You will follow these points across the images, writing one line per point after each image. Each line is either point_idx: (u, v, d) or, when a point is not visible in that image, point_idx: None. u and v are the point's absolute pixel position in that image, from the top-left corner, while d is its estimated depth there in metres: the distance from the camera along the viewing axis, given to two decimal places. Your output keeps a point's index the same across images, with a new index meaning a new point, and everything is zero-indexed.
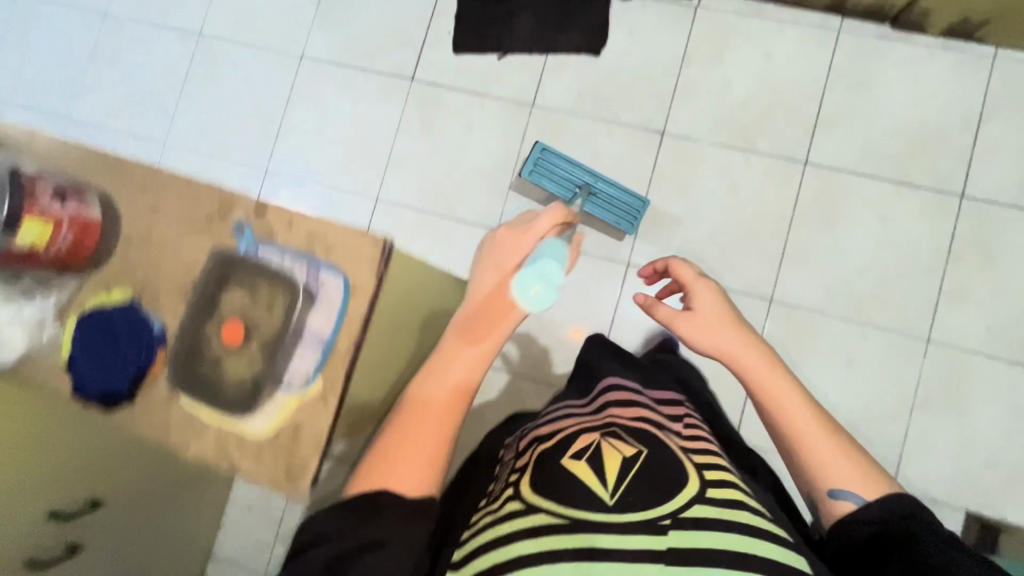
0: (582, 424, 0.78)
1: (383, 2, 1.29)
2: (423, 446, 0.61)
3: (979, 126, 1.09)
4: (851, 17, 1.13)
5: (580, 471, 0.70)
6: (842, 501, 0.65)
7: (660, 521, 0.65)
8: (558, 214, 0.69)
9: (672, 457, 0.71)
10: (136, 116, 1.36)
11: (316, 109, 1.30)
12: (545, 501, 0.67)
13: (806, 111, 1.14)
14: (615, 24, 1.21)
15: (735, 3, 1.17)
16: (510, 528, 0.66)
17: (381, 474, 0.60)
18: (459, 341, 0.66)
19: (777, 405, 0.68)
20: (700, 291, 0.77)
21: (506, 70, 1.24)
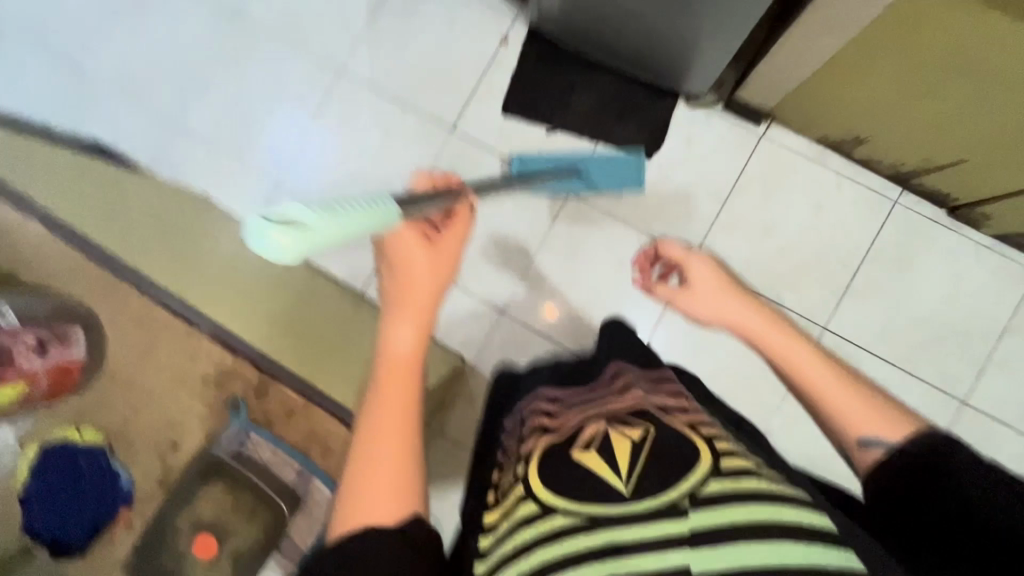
0: (583, 409, 0.65)
1: (441, 36, 1.20)
2: (383, 465, 0.56)
3: (1000, 337, 1.08)
4: (910, 192, 1.09)
5: (588, 463, 0.56)
6: (872, 447, 0.54)
7: (679, 506, 0.50)
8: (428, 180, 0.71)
9: (686, 435, 0.57)
10: (151, 87, 1.25)
11: (344, 132, 1.22)
12: (556, 501, 0.54)
13: (839, 277, 1.11)
14: (674, 130, 1.15)
15: (800, 143, 1.12)
16: (523, 533, 0.53)
17: (354, 502, 0.54)
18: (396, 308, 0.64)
19: (786, 363, 0.60)
20: (694, 263, 0.73)
21: (551, 147, 1.17)
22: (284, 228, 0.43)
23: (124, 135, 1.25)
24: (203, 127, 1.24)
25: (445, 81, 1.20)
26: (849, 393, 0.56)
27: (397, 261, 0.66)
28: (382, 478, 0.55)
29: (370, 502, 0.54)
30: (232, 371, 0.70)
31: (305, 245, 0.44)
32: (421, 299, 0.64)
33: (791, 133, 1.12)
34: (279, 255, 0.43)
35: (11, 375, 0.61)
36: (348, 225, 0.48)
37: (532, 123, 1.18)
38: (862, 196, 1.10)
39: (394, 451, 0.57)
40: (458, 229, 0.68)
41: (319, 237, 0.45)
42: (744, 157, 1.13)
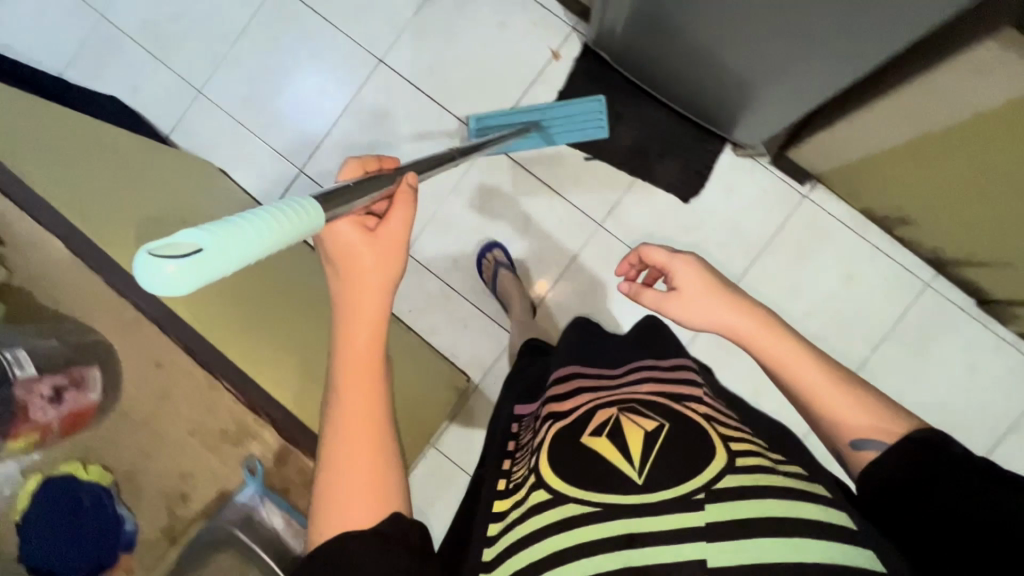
0: (596, 395, 0.64)
1: (488, 41, 1.14)
2: (361, 476, 0.52)
3: (1006, 434, 1.07)
4: (945, 277, 1.06)
5: (601, 451, 0.56)
6: (864, 451, 0.53)
7: (692, 497, 0.50)
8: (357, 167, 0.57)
9: (699, 429, 0.56)
10: (180, 51, 1.20)
11: (375, 127, 1.17)
12: (569, 490, 0.54)
13: (858, 352, 1.09)
14: (716, 177, 1.12)
15: (843, 209, 1.09)
16: (532, 523, 0.54)
17: (332, 508, 0.51)
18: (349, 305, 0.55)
19: (786, 375, 0.56)
20: (679, 267, 0.61)
21: (586, 175, 1.14)
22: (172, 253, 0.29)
23: (149, 100, 1.21)
24: (231, 101, 1.20)
25: (486, 89, 1.15)
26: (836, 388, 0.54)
27: (342, 271, 0.54)
28: (356, 492, 0.52)
29: (346, 509, 0.51)
30: (248, 425, 0.64)
31: (206, 275, 0.30)
32: (373, 299, 0.55)
33: (836, 199, 1.09)
34: (173, 291, 0.29)
35: (24, 427, 0.56)
36: (267, 238, 0.33)
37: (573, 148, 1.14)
38: (896, 273, 1.08)
39: (365, 463, 0.53)
40: (396, 229, 0.54)
41: (229, 260, 0.31)
42: (784, 215, 1.10)
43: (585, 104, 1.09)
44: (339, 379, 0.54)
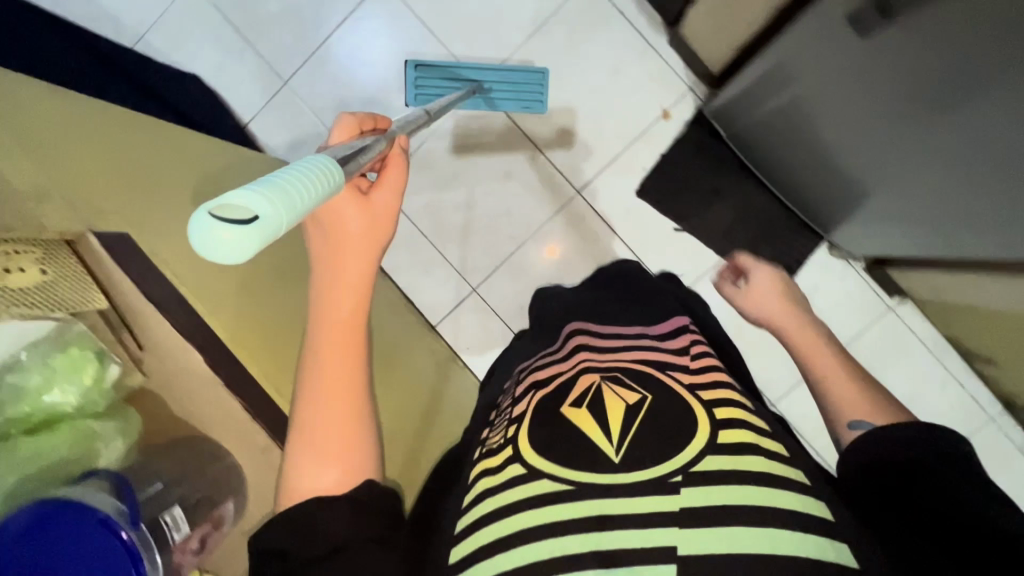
0: (576, 363, 0.61)
1: (596, 87, 1.09)
2: (336, 427, 0.55)
3: None
4: (1013, 416, 1.05)
5: (580, 424, 0.54)
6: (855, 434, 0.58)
7: (669, 479, 0.49)
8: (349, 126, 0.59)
9: (682, 401, 0.54)
10: (269, 36, 1.13)
11: (462, 154, 1.12)
12: (545, 465, 0.52)
13: None
14: (805, 273, 1.08)
15: (926, 329, 1.06)
16: (502, 493, 0.52)
17: (293, 478, 0.52)
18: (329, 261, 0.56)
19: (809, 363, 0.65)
20: (761, 274, 0.74)
21: (674, 247, 1.11)
22: (231, 216, 0.31)
23: (231, 82, 1.14)
24: (317, 100, 1.14)
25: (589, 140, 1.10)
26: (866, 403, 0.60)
27: (329, 237, 0.56)
28: (330, 443, 0.54)
29: (320, 472, 0.53)
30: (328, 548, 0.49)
31: (262, 236, 0.32)
32: (350, 264, 0.56)
33: (921, 316, 1.06)
34: (229, 254, 0.30)
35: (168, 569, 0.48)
36: (300, 198, 0.35)
37: (662, 214, 1.10)
38: (964, 403, 1.07)
39: (343, 414, 0.56)
40: (391, 201, 0.57)
41: (278, 223, 0.33)
42: (864, 322, 1.08)
43: (518, 71, 1.08)
44: (321, 340, 0.57)
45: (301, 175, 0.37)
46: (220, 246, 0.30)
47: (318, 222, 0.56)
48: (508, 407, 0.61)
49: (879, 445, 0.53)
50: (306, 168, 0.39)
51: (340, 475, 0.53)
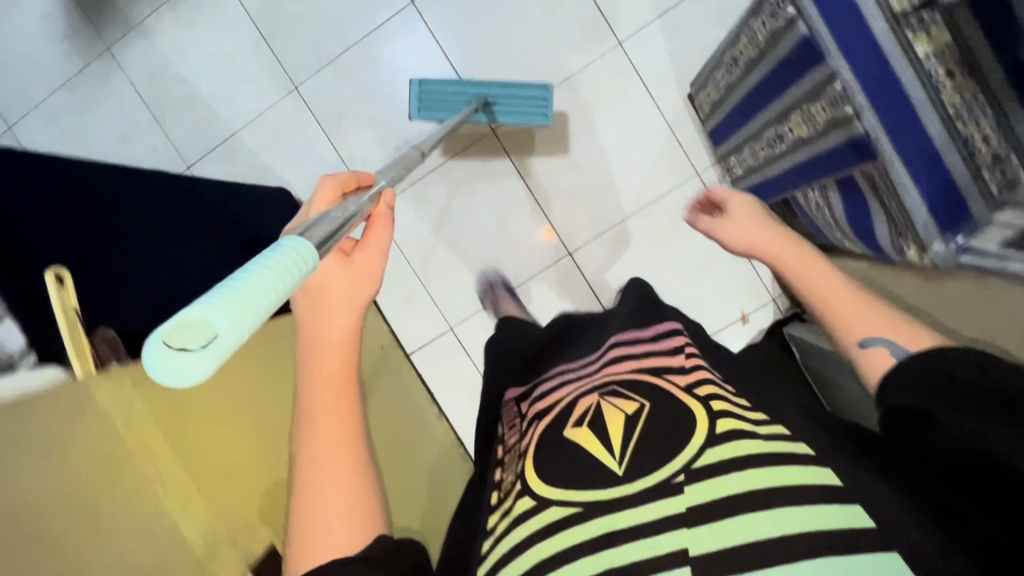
0: (578, 387, 0.80)
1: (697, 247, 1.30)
2: (338, 475, 0.60)
3: None
4: None
5: (584, 443, 0.71)
6: (871, 348, 0.68)
7: (671, 480, 0.63)
8: (331, 190, 0.67)
9: (673, 406, 0.71)
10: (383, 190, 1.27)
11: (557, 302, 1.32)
12: (554, 492, 0.67)
13: None
14: None
15: None
16: (524, 524, 0.67)
17: (309, 537, 0.57)
18: (312, 335, 0.62)
19: (802, 280, 0.78)
20: (736, 200, 0.93)
21: None
22: (192, 330, 0.29)
23: None
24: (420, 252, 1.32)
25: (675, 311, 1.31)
26: (876, 323, 0.69)
27: (316, 305, 0.61)
28: (337, 497, 0.59)
29: (329, 528, 0.57)
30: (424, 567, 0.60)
31: (224, 352, 0.30)
32: (328, 316, 0.62)
33: None
34: (189, 378, 0.29)
35: None
36: (269, 289, 0.33)
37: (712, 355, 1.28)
38: None
39: (340, 461, 0.60)
40: (376, 258, 0.63)
41: (239, 335, 0.30)
42: None
43: (524, 90, 1.16)
44: (313, 387, 0.62)
45: (273, 264, 0.35)
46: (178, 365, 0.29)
47: (307, 292, 0.62)
48: (518, 442, 0.80)
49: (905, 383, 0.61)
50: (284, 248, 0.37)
51: (355, 521, 0.58)
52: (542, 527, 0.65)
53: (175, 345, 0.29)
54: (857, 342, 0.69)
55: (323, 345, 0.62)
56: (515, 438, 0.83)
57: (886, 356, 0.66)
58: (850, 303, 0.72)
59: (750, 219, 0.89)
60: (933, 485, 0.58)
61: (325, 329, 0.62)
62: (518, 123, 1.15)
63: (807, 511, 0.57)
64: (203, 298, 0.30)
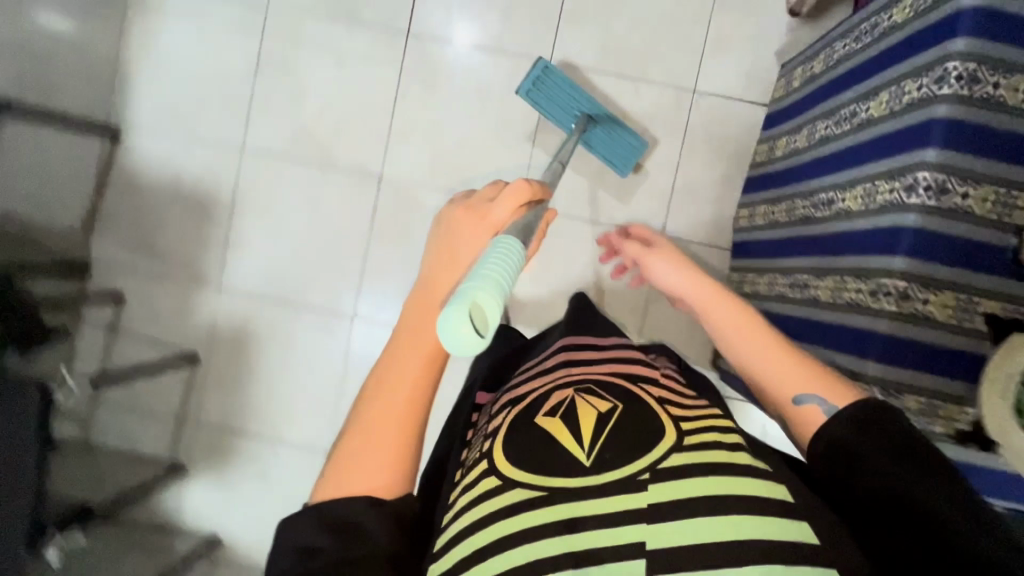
0: (552, 377, 0.69)
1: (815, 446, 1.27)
2: (390, 427, 0.54)
3: None
4: None
5: (553, 430, 0.61)
6: (805, 407, 0.56)
7: (638, 478, 0.55)
8: (522, 191, 0.59)
9: (651, 410, 0.62)
10: None
11: None
12: (518, 477, 0.58)
13: None
14: None
15: None
16: (476, 513, 0.57)
17: (350, 481, 0.53)
18: (435, 284, 0.57)
19: (748, 351, 0.60)
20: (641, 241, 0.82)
21: None
22: (477, 315, 0.44)
23: None
24: None
25: None
26: (803, 368, 0.58)
27: (454, 263, 0.57)
28: (380, 451, 0.54)
29: (364, 476, 0.53)
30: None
31: (485, 329, 0.45)
32: (455, 281, 0.56)
33: None
34: (468, 342, 0.44)
35: None
36: (501, 276, 0.48)
37: None
38: None
39: (397, 434, 0.54)
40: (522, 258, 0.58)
41: (496, 307, 0.46)
42: None
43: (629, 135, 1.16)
44: (406, 331, 0.56)
45: (493, 258, 0.51)
46: (460, 344, 0.44)
47: (456, 245, 0.58)
48: (485, 424, 0.68)
49: (843, 426, 0.53)
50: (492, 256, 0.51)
51: (392, 475, 0.54)
52: (505, 510, 0.55)
53: (457, 323, 0.44)
54: (796, 400, 0.56)
55: (431, 299, 0.56)
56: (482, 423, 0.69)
57: (820, 414, 0.55)
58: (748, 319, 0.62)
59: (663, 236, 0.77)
60: (886, 536, 0.49)
61: (434, 271, 0.57)
62: (604, 151, 1.19)
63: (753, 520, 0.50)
64: (467, 291, 0.46)
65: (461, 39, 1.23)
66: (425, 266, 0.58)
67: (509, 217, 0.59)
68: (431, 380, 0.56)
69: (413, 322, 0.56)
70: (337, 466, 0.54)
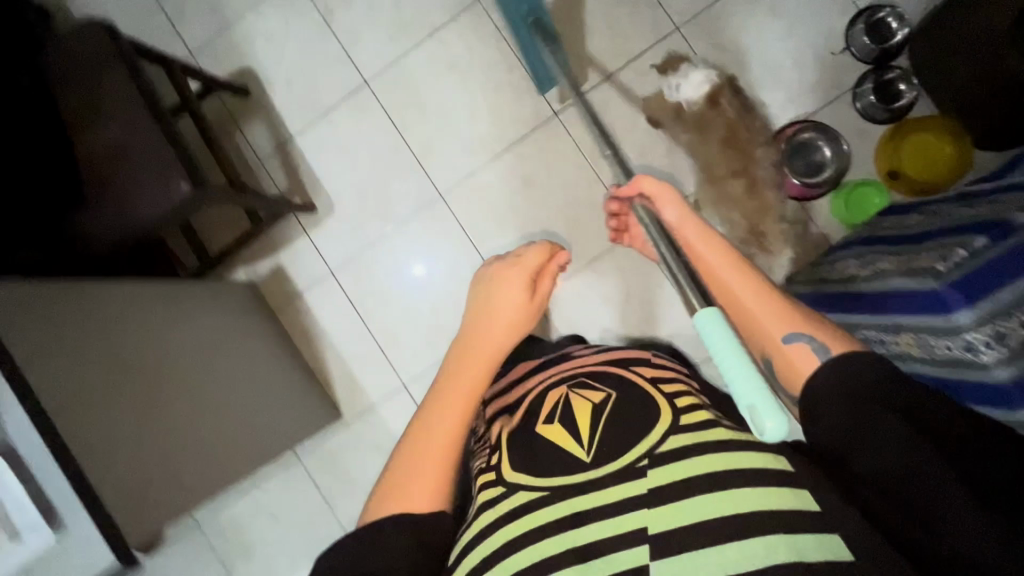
0: (549, 380, 0.81)
1: None
2: (432, 449, 0.68)
3: None
4: None
5: (557, 429, 0.70)
6: (796, 345, 0.62)
7: (637, 464, 0.62)
8: (543, 248, 0.88)
9: (642, 396, 0.71)
10: None
11: None
12: (528, 477, 0.65)
13: None
14: None
15: None
16: (495, 510, 0.64)
17: (399, 494, 0.65)
18: (476, 331, 0.78)
19: (735, 298, 0.66)
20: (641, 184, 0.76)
21: None
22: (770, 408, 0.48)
23: None
24: None
25: None
26: (790, 318, 0.64)
27: (489, 309, 0.81)
28: (431, 466, 0.67)
29: (413, 489, 0.65)
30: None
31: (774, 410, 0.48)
32: (498, 331, 0.78)
33: None
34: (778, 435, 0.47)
35: None
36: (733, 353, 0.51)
37: None
38: None
39: (440, 451, 0.68)
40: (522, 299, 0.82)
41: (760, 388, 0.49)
42: None
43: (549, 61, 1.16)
44: (455, 363, 0.75)
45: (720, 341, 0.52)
46: (779, 427, 0.47)
47: (491, 291, 0.82)
48: (490, 432, 0.78)
49: (840, 363, 0.58)
50: (715, 338, 0.52)
51: (440, 489, 0.66)
52: (509, 515, 0.62)
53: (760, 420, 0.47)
54: (789, 338, 0.62)
55: (476, 334, 0.77)
56: (489, 432, 0.78)
57: (809, 354, 0.61)
58: (748, 275, 0.66)
59: (669, 191, 0.74)
60: (878, 488, 0.54)
61: (480, 313, 0.80)
62: (529, 59, 1.15)
63: (755, 492, 0.55)
64: (740, 388, 0.49)
65: (415, 272, 1.31)
66: (470, 318, 0.81)
67: (529, 267, 0.85)
68: (472, 410, 0.71)
69: (458, 368, 0.74)
70: (397, 474, 0.67)
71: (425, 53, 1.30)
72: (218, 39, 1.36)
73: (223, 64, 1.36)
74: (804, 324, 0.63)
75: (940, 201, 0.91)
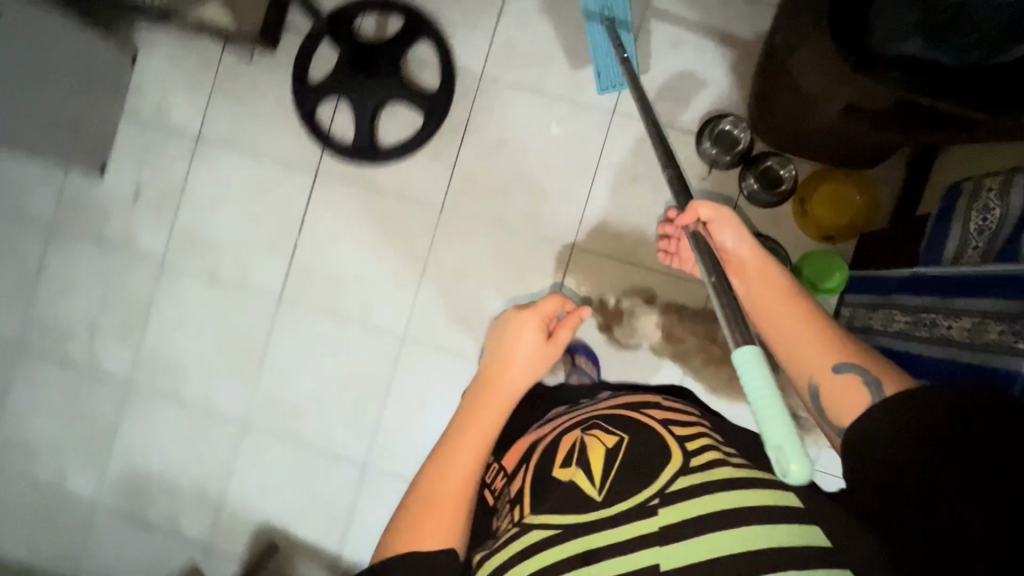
0: (564, 425, 0.82)
1: None
2: (443, 494, 0.74)
3: None
4: None
5: (572, 476, 0.69)
6: (845, 372, 0.65)
7: (649, 503, 0.62)
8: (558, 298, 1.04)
9: (654, 437, 0.71)
10: None
11: None
12: (545, 518, 0.65)
13: None
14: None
15: None
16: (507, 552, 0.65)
17: (413, 534, 0.71)
18: (498, 385, 0.88)
19: (780, 325, 0.73)
20: (714, 214, 0.82)
21: None
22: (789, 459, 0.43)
23: None
24: None
25: None
26: (836, 351, 0.67)
27: (504, 357, 0.94)
28: (442, 510, 0.73)
29: (431, 529, 0.71)
30: None
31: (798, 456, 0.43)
32: (519, 377, 0.90)
33: None
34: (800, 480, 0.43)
35: None
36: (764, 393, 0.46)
37: None
38: None
39: (457, 491, 0.75)
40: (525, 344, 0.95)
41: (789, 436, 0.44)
42: None
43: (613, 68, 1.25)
44: (468, 406, 0.85)
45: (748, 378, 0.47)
46: (803, 476, 0.42)
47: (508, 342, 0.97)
48: (506, 489, 0.79)
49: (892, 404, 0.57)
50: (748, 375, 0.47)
51: (451, 528, 0.72)
52: (521, 552, 0.63)
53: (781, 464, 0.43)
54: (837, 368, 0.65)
55: (492, 382, 0.89)
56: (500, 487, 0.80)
57: (857, 385, 0.63)
58: (800, 308, 0.73)
59: (726, 214, 0.82)
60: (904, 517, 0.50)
61: (496, 365, 0.93)
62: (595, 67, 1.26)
63: (763, 529, 0.56)
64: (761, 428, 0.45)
65: None
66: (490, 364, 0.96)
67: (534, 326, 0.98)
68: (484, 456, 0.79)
69: (476, 407, 0.84)
70: (411, 516, 0.73)
71: (395, 401, 1.33)
72: (219, 519, 1.38)
73: (234, 538, 1.37)
74: (852, 353, 0.66)
75: (902, 287, 0.96)
